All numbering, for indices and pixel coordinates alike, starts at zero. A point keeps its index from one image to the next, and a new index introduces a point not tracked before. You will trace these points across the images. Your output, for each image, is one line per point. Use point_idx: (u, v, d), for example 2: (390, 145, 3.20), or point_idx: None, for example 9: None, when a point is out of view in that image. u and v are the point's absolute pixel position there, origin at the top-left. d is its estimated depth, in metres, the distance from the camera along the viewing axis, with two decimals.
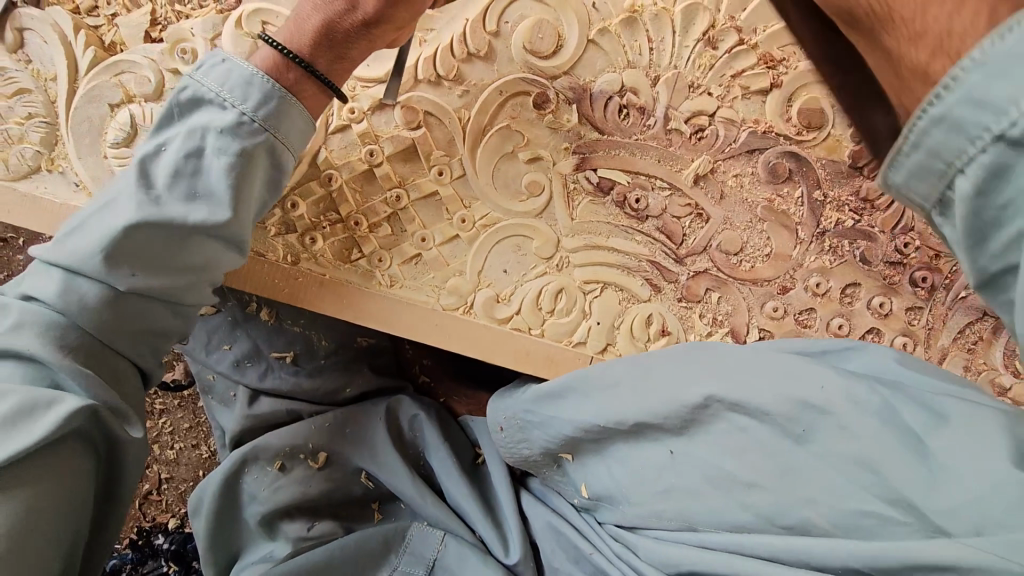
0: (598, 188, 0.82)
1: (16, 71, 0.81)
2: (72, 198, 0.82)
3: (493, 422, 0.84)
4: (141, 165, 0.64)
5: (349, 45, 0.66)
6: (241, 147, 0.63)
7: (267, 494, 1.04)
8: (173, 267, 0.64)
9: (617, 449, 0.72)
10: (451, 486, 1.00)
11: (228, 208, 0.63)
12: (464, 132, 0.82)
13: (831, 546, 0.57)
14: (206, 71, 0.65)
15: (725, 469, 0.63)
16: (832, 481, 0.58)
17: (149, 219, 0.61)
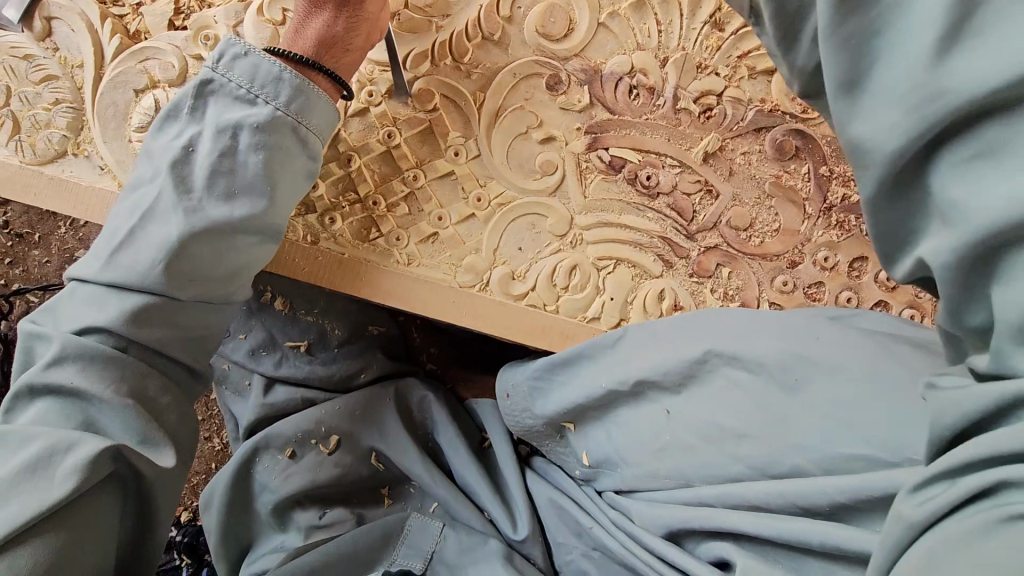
0: (610, 166, 0.85)
1: (44, 58, 0.84)
2: (97, 181, 0.84)
3: (501, 390, 0.88)
4: (177, 172, 0.67)
5: (353, 37, 0.74)
6: (276, 139, 0.68)
7: (278, 483, 1.03)
8: (221, 268, 0.68)
9: (621, 412, 0.75)
10: (460, 465, 1.00)
11: (268, 199, 0.69)
12: (480, 113, 0.84)
13: (817, 488, 0.57)
14: (229, 73, 0.68)
15: (715, 422, 0.66)
16: (815, 427, 0.60)
17: (201, 226, 0.65)
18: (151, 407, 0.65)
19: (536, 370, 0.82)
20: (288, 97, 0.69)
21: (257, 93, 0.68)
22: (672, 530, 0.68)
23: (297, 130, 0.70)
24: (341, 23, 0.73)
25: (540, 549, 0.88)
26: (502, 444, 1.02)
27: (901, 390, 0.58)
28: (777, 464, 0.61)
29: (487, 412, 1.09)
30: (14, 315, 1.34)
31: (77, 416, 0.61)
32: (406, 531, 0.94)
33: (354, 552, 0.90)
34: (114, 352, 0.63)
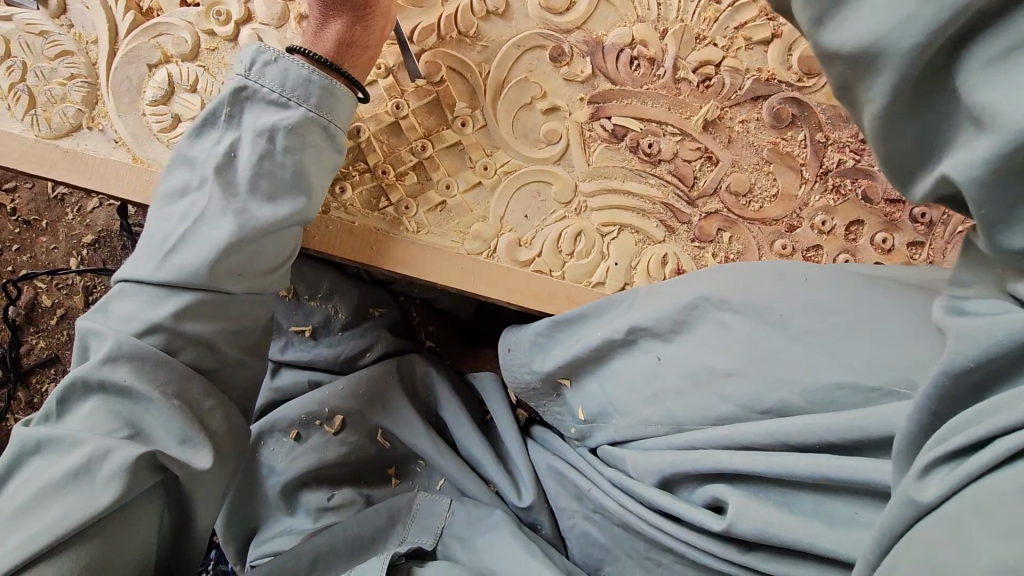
0: (613, 135, 0.87)
1: (59, 35, 0.86)
2: (112, 154, 0.86)
3: (503, 344, 0.88)
4: (221, 175, 0.69)
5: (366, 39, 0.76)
6: (308, 139, 0.71)
7: (285, 464, 1.04)
8: (268, 263, 0.70)
9: (615, 365, 0.78)
10: (464, 439, 1.02)
11: (307, 195, 0.71)
12: (485, 85, 0.86)
13: (806, 422, 0.61)
14: (259, 79, 0.70)
15: (707, 365, 0.69)
16: (805, 362, 0.64)
17: (251, 227, 0.67)
18: (197, 408, 0.65)
19: (541, 326, 0.83)
20: (318, 98, 0.72)
21: (287, 96, 0.70)
22: (664, 477, 0.71)
23: (327, 129, 0.73)
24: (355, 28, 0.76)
25: (545, 516, 0.90)
26: (504, 415, 1.04)
27: (878, 329, 0.63)
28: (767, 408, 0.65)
29: (488, 386, 1.10)
30: (22, 301, 1.35)
31: (129, 413, 0.63)
32: (414, 512, 0.93)
33: (358, 534, 0.89)
34: (163, 353, 0.64)
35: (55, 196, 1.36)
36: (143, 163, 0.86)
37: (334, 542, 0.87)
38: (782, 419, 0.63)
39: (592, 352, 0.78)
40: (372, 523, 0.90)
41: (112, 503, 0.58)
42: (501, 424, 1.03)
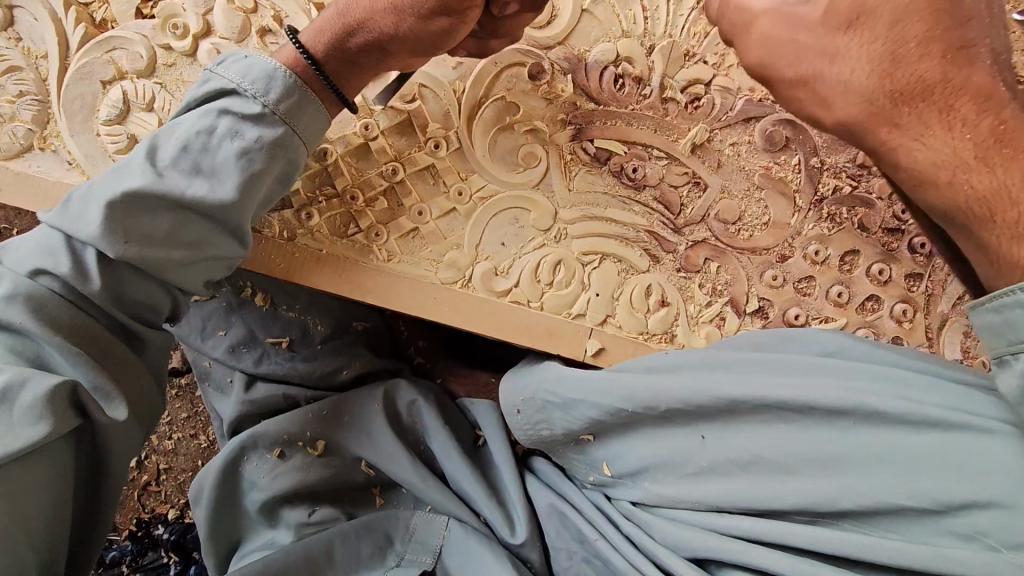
0: (595, 158, 0.82)
1: (7, 49, 0.80)
2: (65, 176, 0.82)
3: (508, 404, 0.85)
4: (159, 140, 0.66)
5: (362, 54, 0.68)
6: (251, 131, 0.66)
7: (265, 481, 1.00)
8: (163, 238, 0.64)
9: (640, 433, 0.74)
10: (451, 468, 0.96)
11: (230, 183, 0.65)
12: (459, 104, 0.81)
13: (861, 543, 0.61)
14: (232, 66, 0.68)
15: (762, 456, 0.67)
16: (868, 456, 0.63)
17: (152, 188, 0.62)
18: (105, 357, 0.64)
19: (553, 383, 0.79)
20: (279, 96, 0.67)
21: (248, 85, 0.66)
22: (695, 555, 0.70)
23: (284, 132, 0.68)
24: (362, 37, 0.67)
25: (537, 554, 0.86)
26: (502, 446, 0.98)
27: (953, 429, 0.61)
28: (778, 480, 0.66)
29: (485, 413, 1.05)
30: None
31: (33, 354, 0.60)
32: (412, 530, 0.92)
33: (346, 550, 0.88)
34: (72, 295, 0.62)
35: None
36: None
37: (326, 558, 0.86)
38: (832, 526, 0.63)
39: (600, 400, 0.74)
40: (370, 539, 0.90)
41: (28, 437, 0.56)
42: (499, 456, 0.97)
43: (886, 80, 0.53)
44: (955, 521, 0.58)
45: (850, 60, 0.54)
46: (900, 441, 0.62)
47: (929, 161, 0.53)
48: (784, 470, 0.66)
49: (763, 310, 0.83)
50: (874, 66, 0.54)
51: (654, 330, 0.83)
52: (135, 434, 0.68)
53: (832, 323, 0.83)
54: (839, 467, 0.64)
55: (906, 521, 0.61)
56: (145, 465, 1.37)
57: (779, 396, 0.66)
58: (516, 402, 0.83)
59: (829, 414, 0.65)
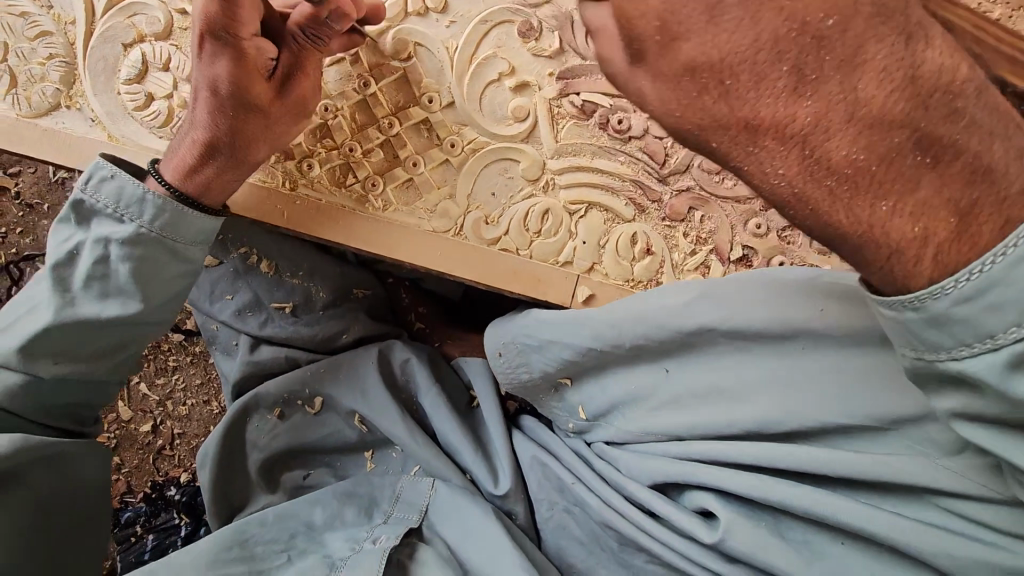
0: (582, 111, 0.85)
1: (39, 15, 0.87)
2: (88, 132, 0.89)
3: (490, 348, 0.83)
4: (58, 273, 0.73)
5: (240, 154, 0.75)
6: (146, 252, 0.73)
7: (265, 441, 1.05)
8: (93, 350, 0.75)
9: (613, 373, 0.75)
10: (441, 425, 0.97)
11: (137, 297, 0.73)
12: (452, 61, 0.86)
13: (827, 461, 0.61)
14: (98, 192, 0.73)
15: (725, 389, 0.68)
16: (831, 385, 0.62)
17: (69, 321, 0.71)
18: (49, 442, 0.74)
19: (531, 328, 0.78)
20: (155, 216, 0.72)
21: (121, 212, 0.72)
22: (658, 484, 0.72)
23: (175, 243, 0.74)
24: (236, 142, 0.74)
25: (521, 505, 0.87)
26: (492, 404, 0.99)
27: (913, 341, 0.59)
28: (738, 407, 0.66)
29: (475, 371, 1.06)
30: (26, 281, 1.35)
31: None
32: (398, 490, 0.93)
33: (336, 508, 0.90)
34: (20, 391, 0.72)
35: (56, 179, 1.35)
36: (117, 140, 0.89)
37: (308, 524, 0.88)
38: (792, 443, 0.64)
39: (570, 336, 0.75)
40: (352, 504, 0.91)
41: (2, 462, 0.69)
42: (488, 414, 0.98)
43: (758, 110, 0.46)
44: (900, 435, 0.59)
45: (861, 98, 0.44)
46: (868, 363, 0.62)
47: (899, 224, 0.44)
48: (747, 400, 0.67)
49: (747, 258, 0.85)
50: (754, 45, 0.44)
51: (640, 278, 0.85)
52: (96, 466, 0.81)
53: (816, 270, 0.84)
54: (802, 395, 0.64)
55: (860, 441, 0.61)
56: (161, 430, 1.43)
57: (741, 325, 0.65)
58: (496, 346, 0.83)
59: (783, 344, 0.65)
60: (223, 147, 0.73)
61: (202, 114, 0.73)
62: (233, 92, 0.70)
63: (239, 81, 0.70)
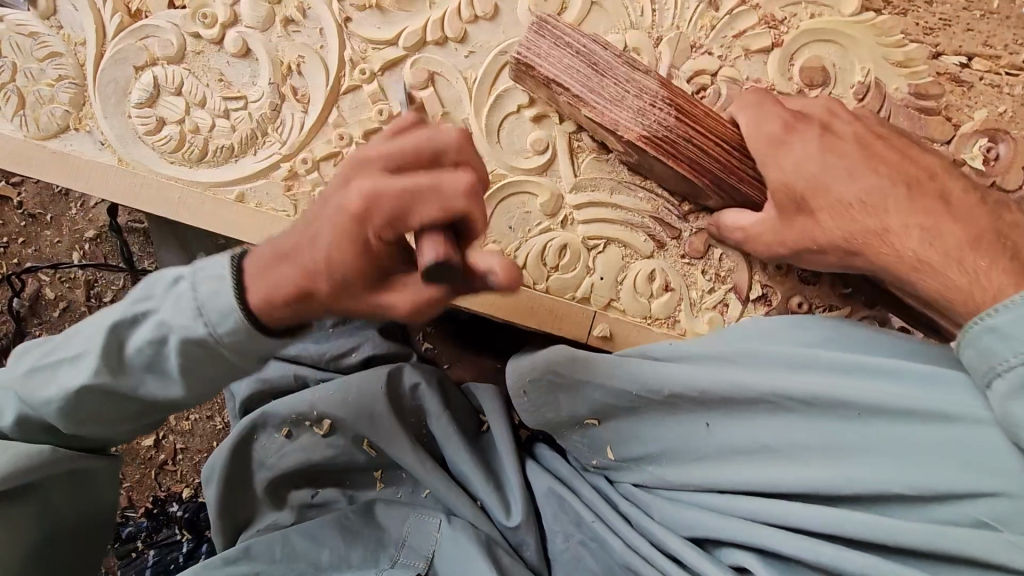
0: (602, 146, 0.84)
1: (49, 36, 0.86)
2: (97, 155, 0.87)
3: (514, 386, 0.81)
4: (113, 338, 0.63)
5: (288, 308, 0.57)
6: (198, 351, 0.61)
7: (274, 460, 1.01)
8: (119, 416, 0.67)
9: (650, 419, 0.73)
10: (452, 453, 0.95)
11: (180, 388, 0.64)
12: (471, 92, 0.84)
13: (872, 525, 0.59)
14: (203, 283, 0.60)
15: (770, 446, 0.66)
16: (872, 443, 0.61)
17: (103, 389, 0.63)
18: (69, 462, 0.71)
19: (562, 365, 0.75)
20: (227, 325, 0.59)
21: (204, 316, 0.59)
22: (695, 534, 0.70)
23: (224, 350, 0.61)
24: (291, 298, 0.56)
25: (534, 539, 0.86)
26: (505, 432, 0.97)
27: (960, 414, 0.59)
28: (774, 462, 0.66)
29: (488, 397, 1.02)
30: (27, 293, 1.32)
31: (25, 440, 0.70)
32: (407, 531, 0.91)
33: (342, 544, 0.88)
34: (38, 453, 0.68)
35: (59, 190, 1.32)
36: (127, 164, 0.87)
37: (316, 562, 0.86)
38: (831, 505, 0.63)
39: (609, 381, 0.73)
40: (359, 545, 0.89)
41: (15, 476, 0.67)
42: (500, 442, 0.96)
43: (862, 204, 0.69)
44: (938, 499, 0.58)
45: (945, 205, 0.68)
46: (912, 432, 0.60)
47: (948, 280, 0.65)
48: (790, 456, 0.65)
49: (766, 297, 0.84)
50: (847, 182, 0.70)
51: (659, 315, 0.84)
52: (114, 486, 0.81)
53: (836, 312, 0.83)
54: (838, 455, 0.63)
55: (897, 502, 0.60)
56: (163, 445, 1.41)
57: (782, 386, 0.64)
58: (519, 384, 0.80)
59: (834, 404, 0.63)
60: (334, 286, 0.53)
61: (297, 252, 0.55)
62: (336, 275, 0.52)
63: (355, 250, 0.51)
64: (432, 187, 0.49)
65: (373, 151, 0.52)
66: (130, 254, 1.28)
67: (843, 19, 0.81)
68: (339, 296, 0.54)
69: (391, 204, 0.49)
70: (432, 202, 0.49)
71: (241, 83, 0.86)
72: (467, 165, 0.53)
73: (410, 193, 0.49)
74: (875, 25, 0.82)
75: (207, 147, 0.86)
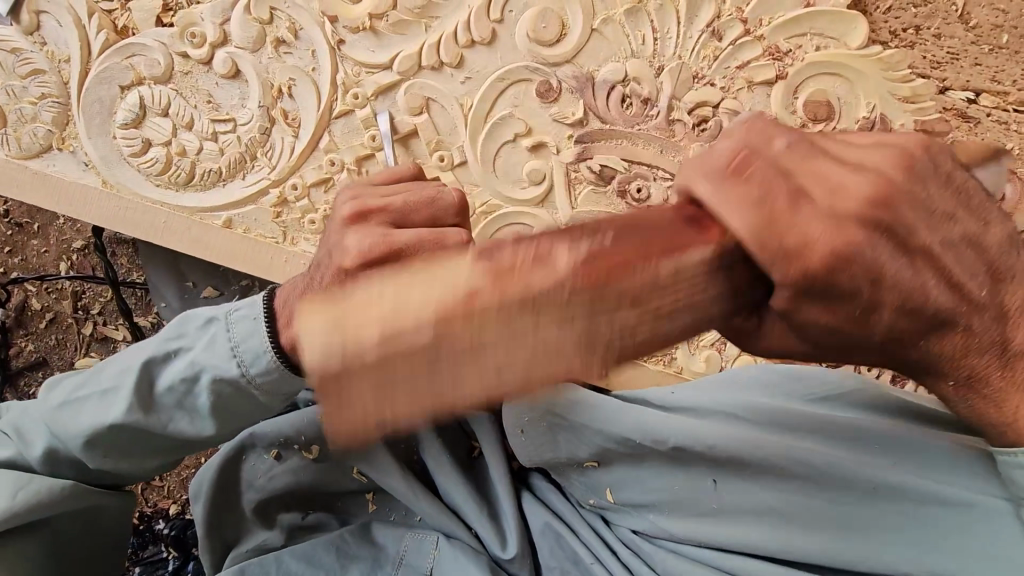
0: (600, 176, 0.82)
1: (32, 52, 0.83)
2: (81, 176, 0.85)
3: (512, 424, 0.72)
4: (145, 373, 0.60)
5: (311, 344, 0.57)
6: (233, 390, 0.59)
7: (262, 482, 0.82)
8: (149, 454, 0.63)
9: (647, 467, 0.65)
10: (445, 482, 0.76)
11: (213, 426, 0.61)
12: (466, 119, 0.82)
13: None
14: (237, 325, 0.59)
15: (771, 505, 0.58)
16: (881, 516, 0.54)
17: (133, 426, 0.59)
18: (96, 495, 0.66)
19: (566, 402, 0.68)
20: (262, 365, 0.58)
21: (239, 357, 0.58)
22: None
23: (264, 393, 0.60)
24: None
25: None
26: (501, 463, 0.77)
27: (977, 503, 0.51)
28: (775, 522, 0.58)
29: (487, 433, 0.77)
30: (12, 305, 1.27)
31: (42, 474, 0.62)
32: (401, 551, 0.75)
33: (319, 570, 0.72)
34: (55, 489, 0.61)
35: None
36: (113, 187, 0.85)
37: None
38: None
39: (612, 426, 0.66)
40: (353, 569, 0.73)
41: (29, 511, 0.59)
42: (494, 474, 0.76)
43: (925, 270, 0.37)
44: None
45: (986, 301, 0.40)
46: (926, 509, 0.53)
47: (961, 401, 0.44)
48: (790, 519, 0.57)
49: None
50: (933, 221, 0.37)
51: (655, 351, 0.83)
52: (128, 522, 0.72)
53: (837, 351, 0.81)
54: (847, 523, 0.55)
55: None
56: None
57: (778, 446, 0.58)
58: (518, 422, 0.71)
59: (831, 470, 0.57)
60: None
61: (320, 292, 0.57)
62: None
63: None
64: (430, 243, 0.54)
65: (367, 206, 0.57)
66: (113, 270, 1.23)
67: (849, 53, 0.76)
68: None
69: (384, 253, 0.53)
70: (435, 254, 0.53)
71: (229, 105, 0.84)
72: (461, 224, 0.57)
73: (399, 250, 0.53)
74: (883, 59, 0.75)
75: (194, 171, 0.84)
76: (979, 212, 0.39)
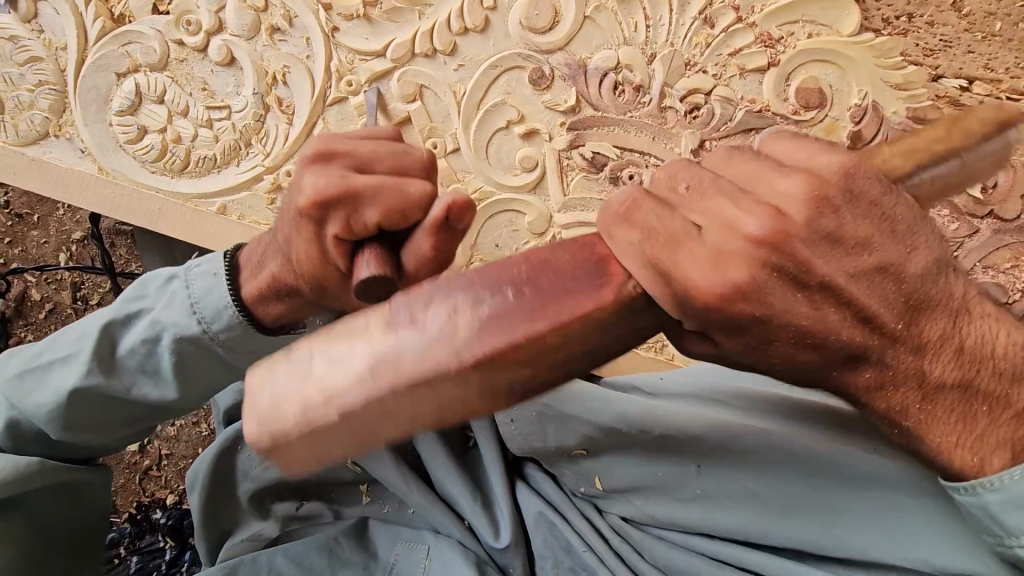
0: (592, 164, 0.82)
1: (29, 40, 0.84)
2: (77, 163, 0.87)
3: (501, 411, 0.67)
4: (105, 338, 0.60)
5: (274, 298, 0.56)
6: (194, 350, 0.59)
7: (257, 471, 0.80)
8: (115, 423, 0.63)
9: (631, 453, 0.62)
10: (439, 475, 0.71)
11: (175, 388, 0.60)
12: (460, 106, 0.83)
13: None
14: (195, 282, 0.59)
15: (751, 490, 0.56)
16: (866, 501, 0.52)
17: (98, 391, 0.59)
18: (72, 471, 0.65)
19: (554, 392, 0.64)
20: (219, 321, 0.58)
21: (198, 313, 0.58)
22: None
23: (230, 353, 0.59)
24: (277, 288, 0.55)
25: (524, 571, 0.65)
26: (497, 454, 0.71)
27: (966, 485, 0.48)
28: (758, 509, 0.55)
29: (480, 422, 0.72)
30: (11, 296, 1.27)
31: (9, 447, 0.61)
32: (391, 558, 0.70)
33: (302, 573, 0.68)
34: (24, 465, 0.60)
35: None
36: (108, 173, 0.86)
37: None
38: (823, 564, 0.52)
39: (595, 417, 0.63)
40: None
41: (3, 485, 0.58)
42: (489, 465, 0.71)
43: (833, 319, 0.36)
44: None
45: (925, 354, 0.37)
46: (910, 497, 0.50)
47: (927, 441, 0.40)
48: (770, 505, 0.55)
49: None
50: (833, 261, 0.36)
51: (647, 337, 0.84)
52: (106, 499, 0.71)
53: None
54: (830, 507, 0.53)
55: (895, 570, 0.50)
56: (148, 449, 1.41)
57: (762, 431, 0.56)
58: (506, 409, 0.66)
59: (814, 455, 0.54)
60: (314, 286, 0.53)
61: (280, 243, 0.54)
62: (309, 268, 0.51)
63: (316, 251, 0.50)
64: (391, 187, 0.47)
65: (333, 147, 0.51)
66: (111, 261, 1.24)
67: (841, 40, 0.73)
68: (317, 290, 0.53)
69: (339, 194, 0.47)
70: (391, 201, 0.47)
71: (224, 93, 0.84)
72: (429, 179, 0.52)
73: (354, 193, 0.47)
74: (875, 45, 0.72)
75: (189, 158, 0.85)
76: (907, 236, 0.36)
